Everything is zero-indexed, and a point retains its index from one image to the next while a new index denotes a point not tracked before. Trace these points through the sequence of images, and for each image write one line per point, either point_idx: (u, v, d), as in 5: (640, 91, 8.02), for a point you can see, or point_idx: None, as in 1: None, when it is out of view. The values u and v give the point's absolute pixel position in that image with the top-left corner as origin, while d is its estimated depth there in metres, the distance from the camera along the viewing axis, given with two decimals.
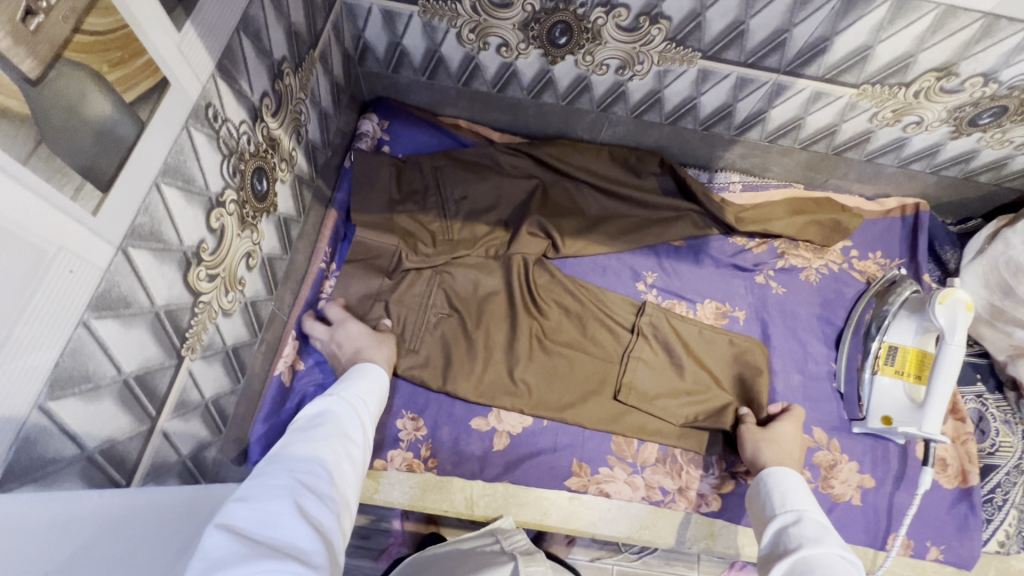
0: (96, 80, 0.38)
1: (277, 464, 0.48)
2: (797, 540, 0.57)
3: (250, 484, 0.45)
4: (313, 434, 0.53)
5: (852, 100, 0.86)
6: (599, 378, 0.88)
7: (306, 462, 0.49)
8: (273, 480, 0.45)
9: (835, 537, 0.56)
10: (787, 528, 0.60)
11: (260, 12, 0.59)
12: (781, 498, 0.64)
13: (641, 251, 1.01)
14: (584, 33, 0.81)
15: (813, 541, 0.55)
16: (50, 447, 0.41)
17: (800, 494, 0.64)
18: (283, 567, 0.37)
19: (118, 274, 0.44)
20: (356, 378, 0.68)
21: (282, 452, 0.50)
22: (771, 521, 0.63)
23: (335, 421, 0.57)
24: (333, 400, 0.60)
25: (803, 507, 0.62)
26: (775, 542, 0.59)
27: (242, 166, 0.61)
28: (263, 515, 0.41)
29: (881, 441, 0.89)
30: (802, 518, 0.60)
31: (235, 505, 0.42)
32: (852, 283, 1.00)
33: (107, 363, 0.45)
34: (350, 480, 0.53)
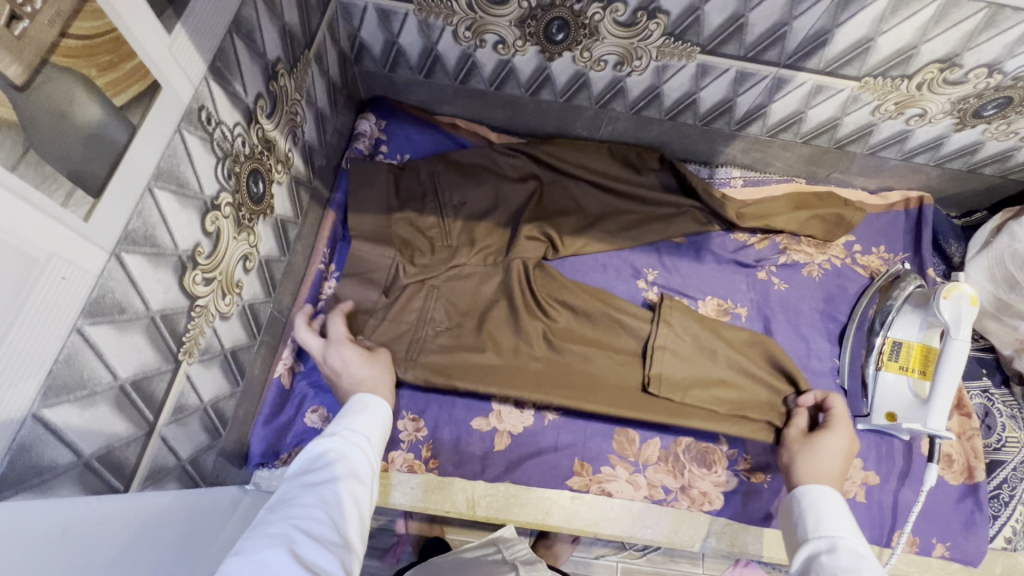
0: (86, 86, 0.38)
1: (275, 515, 0.50)
2: (830, 569, 0.55)
3: (249, 538, 0.47)
4: (312, 478, 0.55)
5: (854, 94, 0.85)
6: (621, 369, 0.85)
7: (303, 509, 0.50)
8: (268, 532, 0.47)
9: (870, 565, 0.54)
10: (821, 556, 0.58)
11: (253, 13, 0.58)
12: (815, 522, 0.62)
13: (642, 248, 1.00)
14: (581, 29, 0.80)
15: (846, 570, 0.54)
16: (45, 454, 0.41)
17: (836, 517, 0.62)
18: None
19: (112, 280, 0.44)
20: (360, 411, 0.68)
21: (281, 503, 0.52)
22: (805, 547, 0.61)
23: (337, 460, 0.58)
24: (335, 438, 0.61)
25: (838, 532, 0.60)
26: (808, 570, 0.58)
27: (237, 169, 0.61)
28: (259, 563, 0.43)
29: (885, 438, 0.88)
30: (836, 546, 0.58)
31: (233, 559, 0.43)
32: (855, 278, 0.99)
33: (103, 369, 0.45)
34: (353, 519, 0.53)
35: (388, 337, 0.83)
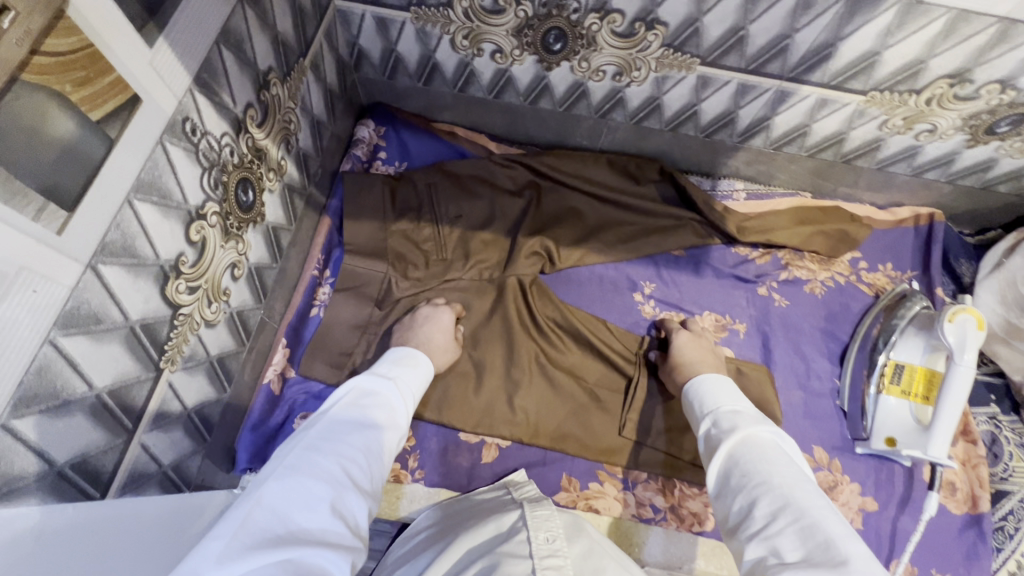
0: (58, 101, 0.38)
1: (321, 443, 0.53)
2: (718, 437, 0.62)
3: (302, 458, 0.51)
4: (360, 419, 0.59)
5: (860, 108, 0.83)
6: (602, 408, 0.86)
7: (348, 448, 0.54)
8: (317, 461, 0.51)
9: (746, 419, 0.62)
10: (709, 428, 0.65)
11: (242, 24, 0.58)
12: (701, 404, 0.69)
13: (640, 260, 0.98)
14: (578, 39, 0.79)
15: (731, 432, 0.61)
16: (16, 464, 0.41)
17: (715, 393, 0.69)
18: (317, 553, 0.43)
19: (87, 292, 0.44)
20: (406, 366, 0.71)
21: (328, 431, 0.55)
22: (698, 427, 0.67)
23: (380, 410, 0.62)
24: (382, 388, 0.64)
25: (719, 404, 0.67)
26: (704, 445, 0.64)
27: (225, 178, 0.61)
28: (304, 497, 0.47)
29: (886, 462, 0.85)
30: (718, 417, 0.65)
31: (287, 477, 0.48)
32: (860, 296, 0.96)
33: (77, 380, 0.45)
34: (383, 470, 0.58)
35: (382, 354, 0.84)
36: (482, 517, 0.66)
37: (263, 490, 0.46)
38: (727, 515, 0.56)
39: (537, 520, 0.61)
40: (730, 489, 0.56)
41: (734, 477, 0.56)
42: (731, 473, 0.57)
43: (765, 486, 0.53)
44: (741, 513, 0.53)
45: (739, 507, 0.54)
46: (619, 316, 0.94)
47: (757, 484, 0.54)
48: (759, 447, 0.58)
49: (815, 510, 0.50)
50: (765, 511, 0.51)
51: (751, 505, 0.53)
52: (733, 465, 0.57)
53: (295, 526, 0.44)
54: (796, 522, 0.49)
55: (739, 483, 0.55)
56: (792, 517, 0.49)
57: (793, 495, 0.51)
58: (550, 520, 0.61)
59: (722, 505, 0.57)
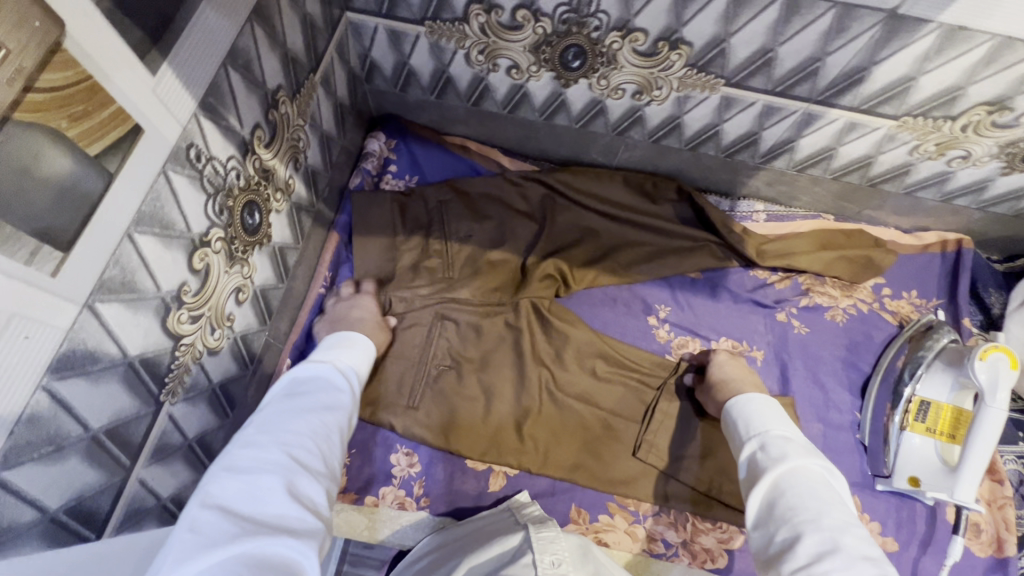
0: (53, 138, 0.36)
1: (262, 434, 0.50)
2: (765, 463, 0.59)
3: (242, 453, 0.47)
4: (300, 403, 0.55)
5: (891, 132, 0.79)
6: (614, 435, 0.83)
7: (294, 433, 0.51)
8: (261, 453, 0.48)
9: (798, 450, 0.59)
10: (754, 452, 0.62)
11: (251, 43, 0.56)
12: (745, 426, 0.66)
13: (655, 282, 0.95)
14: (598, 57, 0.76)
15: (779, 460, 0.58)
16: (6, 515, 0.39)
17: (765, 418, 0.66)
18: (275, 543, 0.41)
19: (84, 332, 0.42)
20: (343, 351, 0.69)
21: (267, 422, 0.52)
22: (740, 449, 0.64)
23: (321, 392, 0.59)
24: (322, 373, 0.61)
25: (767, 428, 0.64)
26: (747, 469, 0.61)
27: (231, 203, 0.59)
28: (253, 490, 0.44)
29: (907, 501, 0.82)
30: (766, 441, 0.62)
31: (227, 477, 0.45)
32: (883, 326, 0.93)
33: (72, 423, 0.43)
34: (339, 450, 0.55)
35: (389, 376, 0.83)
36: (485, 542, 0.64)
37: (203, 493, 0.43)
38: (765, 544, 0.53)
39: (543, 542, 0.58)
40: (773, 520, 0.54)
41: (779, 508, 0.54)
42: (776, 504, 0.55)
43: (816, 524, 0.50)
44: (784, 546, 0.51)
45: (782, 539, 0.52)
46: (633, 340, 0.92)
47: (805, 520, 0.51)
48: (809, 482, 0.55)
49: (865, 560, 0.47)
50: (811, 548, 0.49)
51: (796, 539, 0.50)
52: (780, 495, 0.55)
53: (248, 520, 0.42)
54: (845, 568, 0.46)
55: (784, 516, 0.53)
56: (840, 560, 0.47)
57: (845, 539, 0.49)
58: (557, 543, 0.58)
59: (761, 534, 0.55)
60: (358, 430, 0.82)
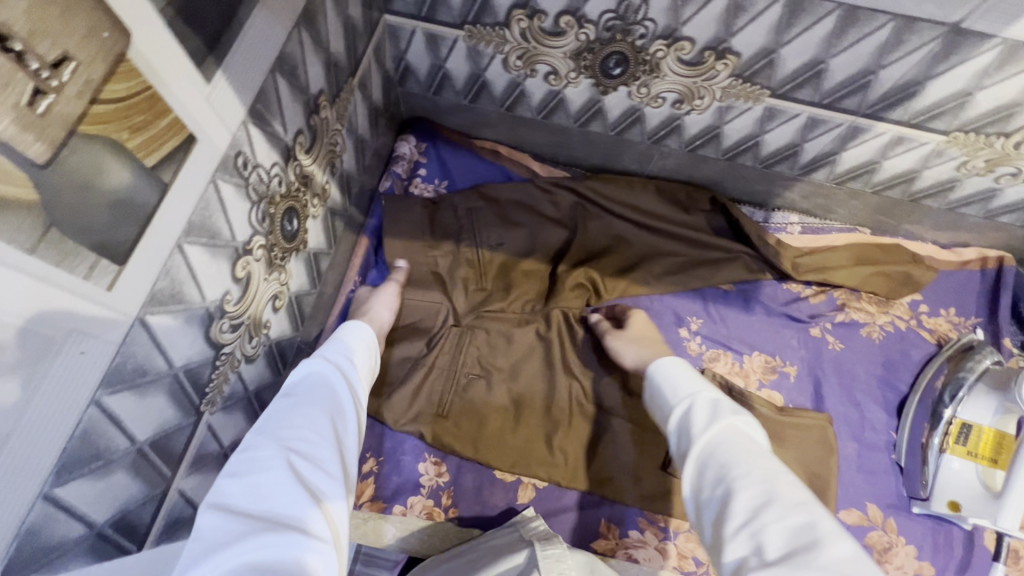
0: (115, 151, 0.35)
1: (263, 433, 0.48)
2: (693, 428, 0.54)
3: (243, 456, 0.45)
4: (302, 395, 0.53)
5: (939, 147, 0.77)
6: (645, 450, 0.81)
7: (292, 427, 0.48)
8: (258, 454, 0.45)
9: (724, 408, 0.55)
10: (682, 416, 0.57)
11: (298, 48, 0.55)
12: (672, 391, 0.60)
13: (687, 294, 0.94)
14: (641, 65, 0.75)
15: (709, 422, 0.53)
16: (57, 532, 0.39)
17: (686, 379, 0.61)
18: (283, 542, 0.39)
19: (135, 345, 0.41)
20: (345, 338, 0.65)
21: (264, 420, 0.49)
22: (666, 413, 0.59)
23: (325, 381, 0.56)
24: (319, 362, 0.58)
25: (695, 390, 0.59)
26: (676, 436, 0.56)
27: (272, 210, 0.58)
28: (255, 492, 0.42)
29: (943, 525, 0.80)
30: (694, 404, 0.56)
31: (228, 482, 0.43)
32: (921, 344, 0.91)
33: (121, 437, 0.42)
34: (348, 436, 0.52)
35: (420, 385, 0.82)
36: (485, 561, 0.65)
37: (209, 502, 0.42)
38: (701, 511, 0.49)
39: (550, 560, 0.60)
40: (704, 483, 0.49)
41: (709, 473, 0.49)
42: (707, 466, 0.50)
43: (748, 480, 0.46)
44: (716, 511, 0.47)
45: (714, 504, 0.47)
46: None
47: (739, 478, 0.47)
48: (738, 437, 0.51)
49: (799, 507, 0.44)
50: (746, 506, 0.45)
51: (729, 499, 0.46)
52: (709, 457, 0.50)
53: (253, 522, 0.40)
54: (781, 520, 0.43)
55: (714, 481, 0.48)
56: (776, 513, 0.43)
57: (779, 490, 0.45)
58: (563, 561, 0.60)
59: (695, 502, 0.50)
60: (387, 438, 0.82)
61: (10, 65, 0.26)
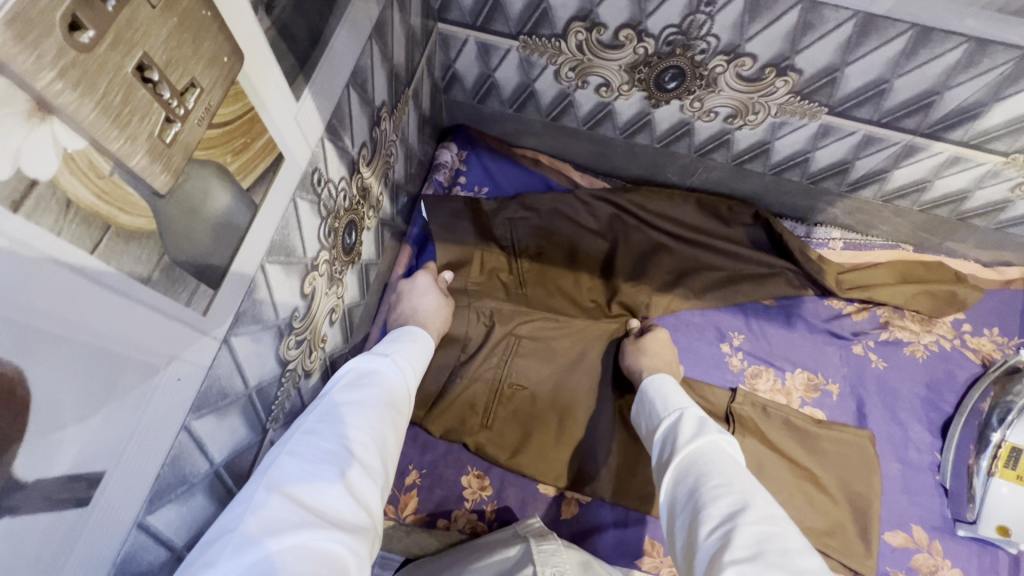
0: (220, 174, 0.34)
1: (323, 422, 0.47)
2: (679, 437, 0.57)
3: (302, 438, 0.45)
4: (364, 392, 0.52)
5: (995, 168, 0.77)
6: None
7: (350, 424, 0.48)
8: (319, 442, 0.45)
9: (712, 423, 0.57)
10: (670, 429, 0.60)
11: (369, 62, 0.54)
12: (664, 403, 0.64)
13: (728, 308, 0.93)
14: (697, 79, 0.74)
15: (696, 434, 0.56)
16: (144, 558, 0.38)
17: (677, 395, 0.65)
18: (330, 538, 0.39)
19: (220, 367, 0.41)
20: (406, 342, 0.64)
21: (327, 409, 0.49)
22: (656, 427, 0.62)
23: (385, 384, 0.55)
24: (382, 360, 0.57)
25: (686, 405, 0.62)
26: (661, 446, 0.59)
27: (337, 225, 0.57)
28: (312, 478, 0.42)
29: (989, 548, 0.79)
30: (684, 416, 0.60)
31: (287, 461, 0.43)
32: (965, 364, 0.90)
33: (202, 459, 0.42)
34: (395, 447, 0.52)
35: (464, 395, 0.81)
36: (481, 553, 0.66)
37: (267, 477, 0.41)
38: (677, 519, 0.51)
39: (544, 555, 0.61)
40: (681, 491, 0.52)
41: (689, 479, 0.52)
42: (687, 474, 0.53)
43: (725, 488, 0.49)
44: (691, 515, 0.49)
45: (690, 508, 0.50)
46: (705, 368, 0.89)
47: (716, 485, 0.49)
48: (719, 453, 0.53)
49: (774, 518, 0.46)
50: (721, 512, 0.47)
51: (705, 504, 0.48)
52: (691, 465, 0.53)
53: (305, 510, 0.40)
54: (756, 525, 0.45)
55: (693, 486, 0.51)
56: (751, 518, 0.45)
57: (754, 500, 0.47)
58: (558, 555, 0.61)
59: (672, 510, 0.52)
60: (430, 450, 0.81)
61: (148, 96, 0.26)
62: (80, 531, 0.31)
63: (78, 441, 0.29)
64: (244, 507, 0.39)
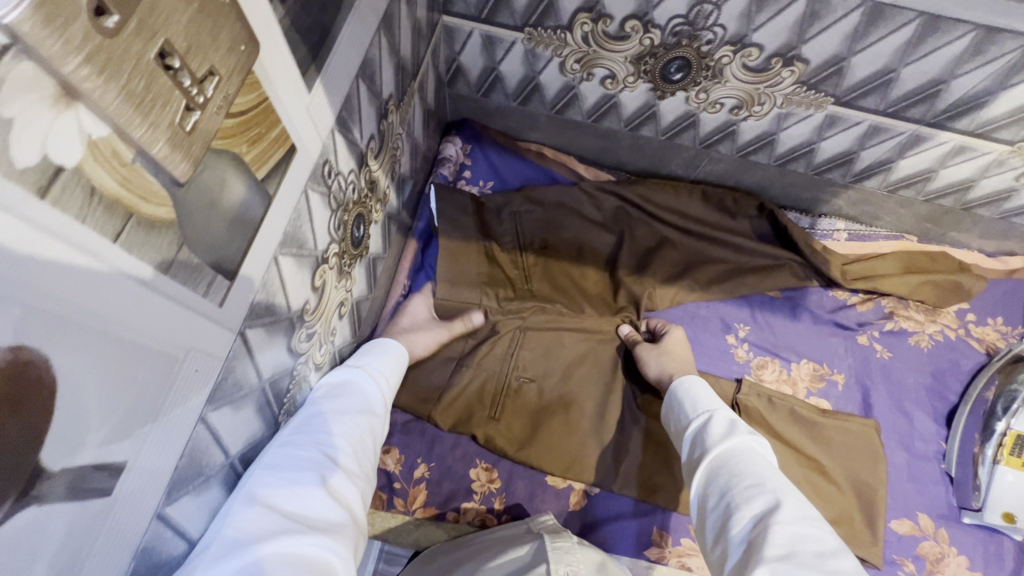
0: (236, 165, 0.34)
1: (299, 434, 0.50)
2: (710, 437, 0.56)
3: (279, 450, 0.47)
4: (337, 405, 0.55)
5: (1001, 157, 0.77)
6: None
7: (327, 434, 0.51)
8: (296, 452, 0.48)
9: (745, 426, 0.57)
10: (700, 428, 0.59)
11: (377, 54, 0.54)
12: (692, 403, 0.64)
13: (733, 301, 0.94)
14: (703, 70, 0.74)
15: (727, 434, 0.55)
16: (163, 550, 0.38)
17: (707, 396, 0.64)
18: (314, 541, 0.42)
19: (235, 359, 0.41)
20: (379, 350, 0.67)
21: (300, 421, 0.52)
22: (685, 426, 0.62)
23: (356, 395, 0.58)
24: (354, 371, 0.60)
25: (716, 406, 0.62)
26: (691, 445, 0.59)
27: (346, 218, 0.57)
28: (291, 485, 0.45)
29: (994, 535, 0.80)
30: (714, 416, 0.59)
31: (265, 473, 0.45)
32: (969, 353, 0.91)
33: (218, 451, 0.42)
34: (371, 453, 0.55)
35: (472, 389, 0.81)
36: (495, 547, 0.66)
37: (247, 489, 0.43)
38: (708, 519, 0.51)
39: (558, 552, 0.62)
40: (712, 491, 0.52)
41: (721, 479, 0.52)
42: (719, 474, 0.52)
43: (758, 488, 0.49)
44: (723, 514, 0.49)
45: (723, 508, 0.50)
46: (711, 360, 0.89)
47: (751, 486, 0.49)
48: (751, 452, 0.53)
49: (808, 519, 0.46)
50: (754, 512, 0.47)
51: (738, 506, 0.48)
52: (723, 465, 0.53)
53: (287, 516, 0.43)
54: (790, 525, 0.45)
55: (725, 486, 0.51)
56: (786, 517, 0.46)
57: (788, 500, 0.48)
58: (572, 554, 0.61)
59: (702, 509, 0.53)
60: (438, 444, 0.81)
61: (169, 83, 0.26)
62: (102, 524, 0.31)
63: (99, 433, 0.28)
64: (223, 517, 0.41)
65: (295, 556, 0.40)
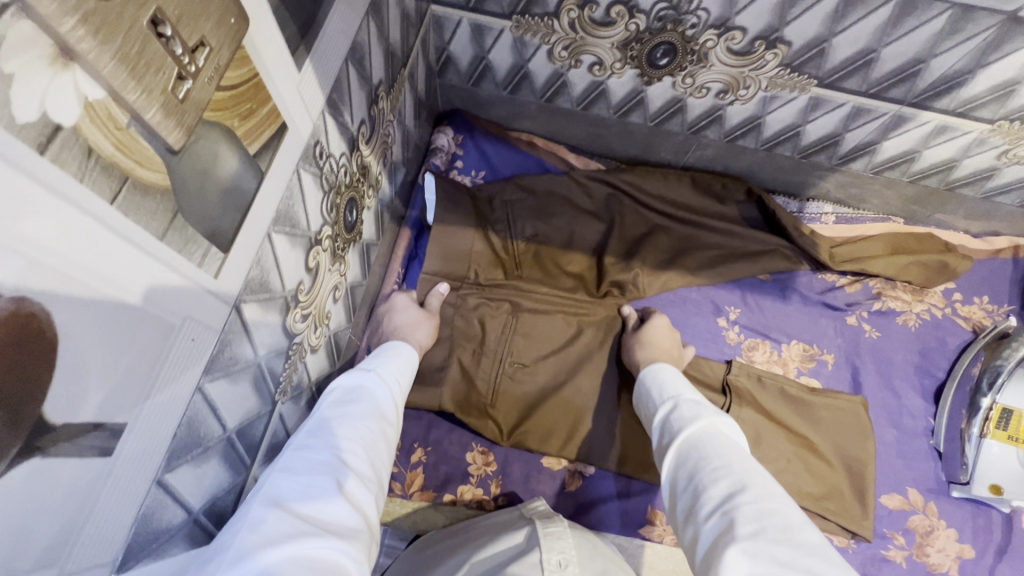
0: (228, 138, 0.35)
1: (314, 438, 0.48)
2: (678, 422, 0.58)
3: (294, 455, 0.46)
4: (352, 409, 0.53)
5: (982, 136, 0.78)
6: None
7: (342, 437, 0.49)
8: (311, 456, 0.46)
9: (709, 408, 0.58)
10: (667, 415, 0.61)
11: (366, 38, 0.55)
12: (660, 391, 0.65)
13: (724, 285, 0.95)
14: (688, 55, 0.75)
15: (692, 419, 0.57)
16: (164, 518, 0.39)
17: (672, 382, 0.66)
18: (330, 545, 0.39)
19: (231, 332, 0.42)
20: (388, 356, 0.66)
21: (314, 426, 0.50)
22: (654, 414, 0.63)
23: (371, 400, 0.56)
24: (367, 376, 0.59)
25: (679, 392, 0.63)
26: (660, 432, 0.60)
27: (338, 201, 0.58)
28: (307, 490, 0.43)
29: (983, 508, 0.81)
30: (678, 402, 0.61)
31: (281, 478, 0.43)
32: (956, 331, 0.92)
33: (216, 424, 0.43)
34: (385, 461, 0.53)
35: (467, 373, 0.82)
36: (489, 537, 0.66)
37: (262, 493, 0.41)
38: (678, 503, 0.52)
39: (551, 540, 0.61)
40: (681, 475, 0.52)
41: (690, 461, 0.52)
42: (687, 459, 0.53)
43: (724, 470, 0.49)
44: (693, 496, 0.49)
45: (692, 490, 0.50)
46: (703, 342, 0.91)
47: (716, 467, 0.50)
48: (718, 435, 0.54)
49: (774, 495, 0.46)
50: (721, 494, 0.47)
51: (704, 488, 0.49)
52: (690, 448, 0.54)
53: (303, 519, 0.40)
54: (756, 502, 0.45)
55: (693, 468, 0.51)
56: (751, 496, 0.46)
57: (755, 479, 0.48)
58: (564, 541, 0.60)
59: (673, 493, 0.53)
60: (435, 428, 0.83)
61: (162, 50, 0.27)
62: (103, 483, 0.32)
63: (98, 393, 0.29)
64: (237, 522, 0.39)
65: (311, 560, 0.37)
